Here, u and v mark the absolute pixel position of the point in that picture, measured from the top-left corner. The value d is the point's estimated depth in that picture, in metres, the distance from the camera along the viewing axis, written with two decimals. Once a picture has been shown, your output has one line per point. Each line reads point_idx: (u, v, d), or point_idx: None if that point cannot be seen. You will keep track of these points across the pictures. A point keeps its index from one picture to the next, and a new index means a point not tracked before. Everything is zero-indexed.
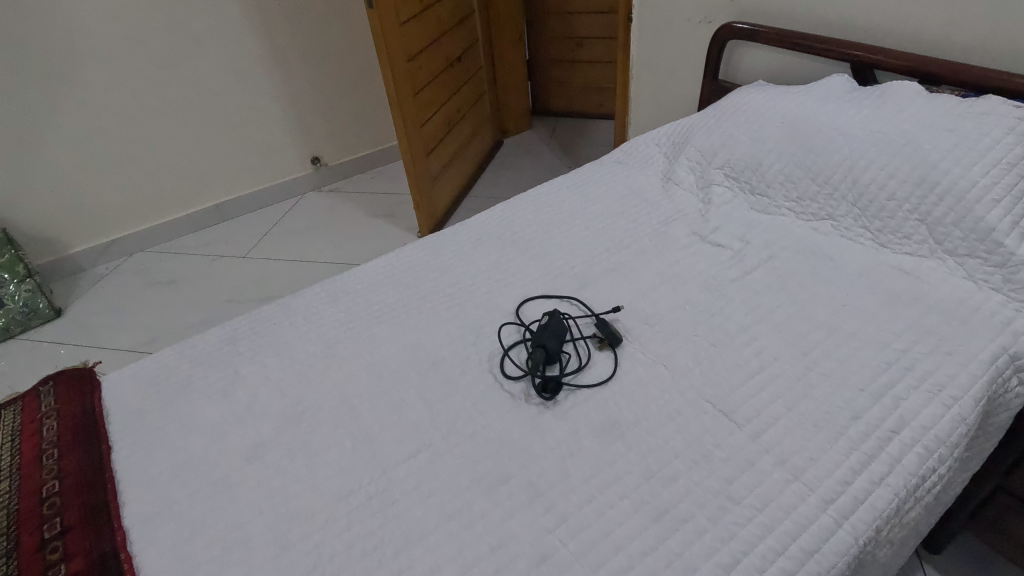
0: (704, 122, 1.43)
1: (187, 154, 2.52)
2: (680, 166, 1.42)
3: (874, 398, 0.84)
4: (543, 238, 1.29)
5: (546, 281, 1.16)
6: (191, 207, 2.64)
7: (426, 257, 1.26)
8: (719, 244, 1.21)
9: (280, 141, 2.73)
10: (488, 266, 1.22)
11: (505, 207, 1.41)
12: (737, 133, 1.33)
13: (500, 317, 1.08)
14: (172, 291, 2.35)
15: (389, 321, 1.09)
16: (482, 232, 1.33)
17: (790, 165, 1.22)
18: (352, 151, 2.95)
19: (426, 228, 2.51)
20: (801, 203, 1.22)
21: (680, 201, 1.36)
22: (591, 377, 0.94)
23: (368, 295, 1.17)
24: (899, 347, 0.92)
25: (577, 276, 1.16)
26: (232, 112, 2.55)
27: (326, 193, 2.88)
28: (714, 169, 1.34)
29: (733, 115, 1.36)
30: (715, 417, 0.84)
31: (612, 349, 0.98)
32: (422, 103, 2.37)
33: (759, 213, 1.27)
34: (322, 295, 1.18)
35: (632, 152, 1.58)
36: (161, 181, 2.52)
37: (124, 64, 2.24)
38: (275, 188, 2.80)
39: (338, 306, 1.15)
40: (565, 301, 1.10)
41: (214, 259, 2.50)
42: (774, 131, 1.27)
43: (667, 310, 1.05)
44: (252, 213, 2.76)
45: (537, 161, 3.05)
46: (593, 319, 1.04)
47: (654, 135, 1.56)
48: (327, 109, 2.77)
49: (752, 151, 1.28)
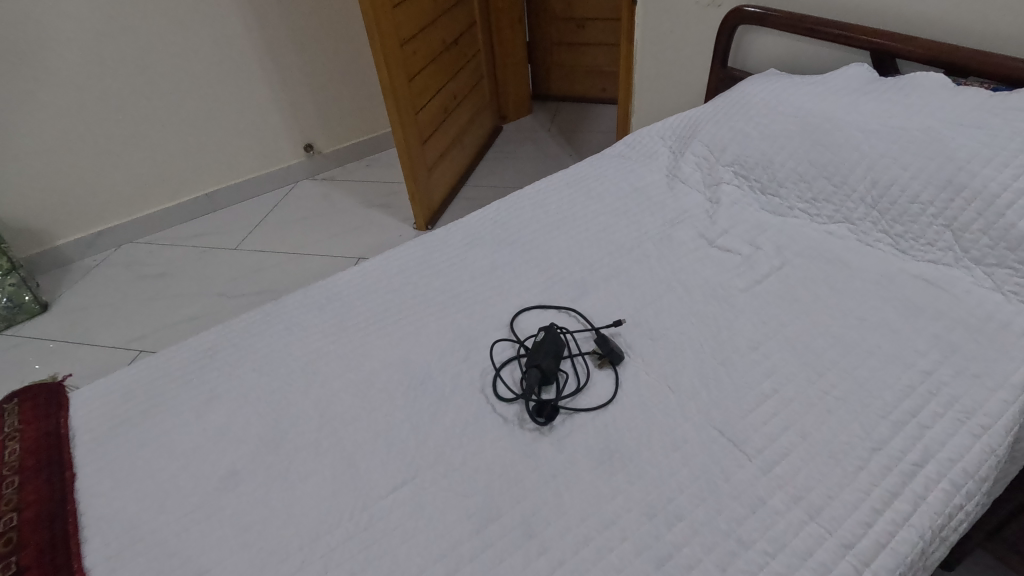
0: (712, 114, 1.34)
1: (176, 141, 2.44)
2: (686, 162, 1.34)
3: (896, 427, 0.78)
4: (540, 241, 1.21)
5: (543, 288, 1.09)
6: (181, 197, 2.56)
7: (416, 260, 1.19)
8: (728, 249, 1.13)
9: (271, 128, 2.63)
10: (481, 271, 1.15)
11: (501, 205, 1.33)
12: (747, 127, 1.25)
13: (492, 329, 1.01)
14: (161, 285, 2.29)
15: (375, 333, 1.02)
16: (475, 232, 1.26)
17: (804, 164, 1.15)
18: (346, 138, 2.85)
19: (422, 219, 2.43)
20: (816, 204, 1.14)
21: (687, 199, 1.28)
22: (590, 400, 0.87)
23: (353, 303, 1.10)
24: (922, 368, 0.85)
25: (576, 283, 1.09)
26: (220, 97, 2.45)
27: (319, 182, 2.80)
28: (722, 166, 1.27)
29: (743, 108, 1.28)
30: (724, 446, 0.78)
31: (613, 367, 0.91)
32: (418, 89, 2.28)
33: (770, 215, 1.20)
34: (303, 303, 1.11)
35: (634, 144, 1.49)
36: (149, 170, 2.44)
37: (103, 46, 2.14)
38: (266, 177, 2.71)
39: (321, 315, 1.08)
40: (563, 313, 1.03)
41: (205, 252, 2.44)
42: (787, 127, 1.19)
43: (672, 322, 0.98)
44: (243, 203, 2.69)
45: (537, 148, 2.96)
46: (592, 333, 0.97)
47: (659, 126, 1.48)
48: (320, 94, 2.67)
49: (763, 148, 1.21)
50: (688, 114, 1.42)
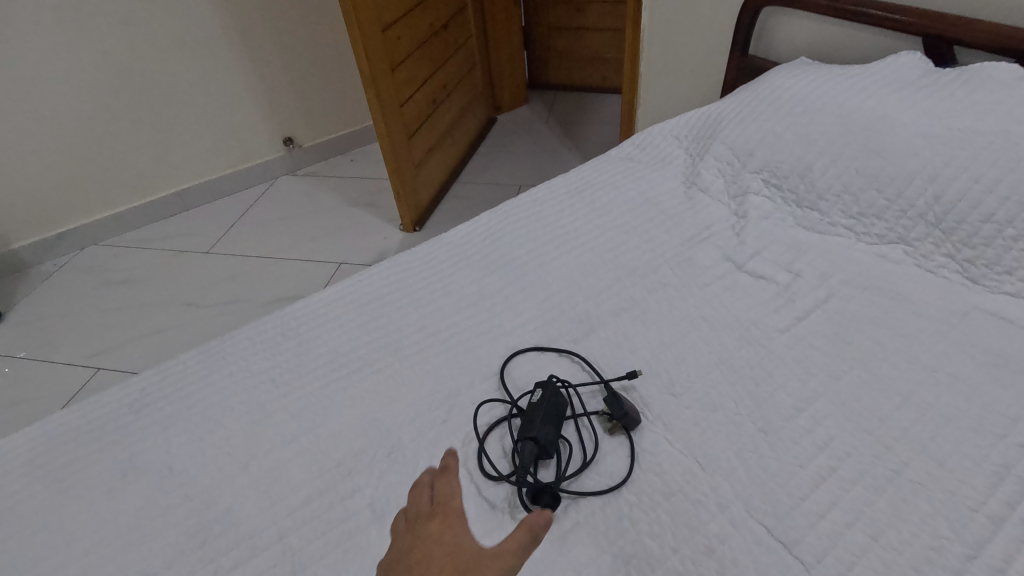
0: (736, 111, 1.16)
1: (140, 136, 2.23)
2: (706, 167, 1.16)
3: (993, 524, 0.61)
4: (537, 263, 1.03)
5: (540, 324, 0.91)
6: (149, 196, 2.35)
7: (390, 287, 1.01)
8: (760, 275, 0.95)
9: (247, 120, 2.42)
10: (467, 301, 0.96)
11: (491, 218, 1.15)
12: (780, 128, 1.07)
13: (478, 379, 0.83)
14: (125, 293, 2.10)
15: (336, 384, 0.84)
16: (461, 251, 1.08)
17: (850, 172, 0.98)
18: (327, 131, 2.65)
19: (408, 220, 2.24)
20: (864, 220, 0.97)
21: (709, 212, 1.10)
22: (601, 481, 0.70)
23: (314, 342, 0.92)
24: (1016, 439, 0.68)
25: (580, 318, 0.91)
26: (189, 88, 2.24)
27: (300, 178, 2.60)
28: (749, 174, 1.09)
29: (773, 105, 1.10)
30: (771, 549, 0.62)
31: (626, 434, 0.74)
32: (403, 78, 2.07)
33: (807, 232, 1.02)
34: (254, 343, 0.93)
35: (644, 145, 1.30)
36: (113, 167, 2.23)
37: (54, 29, 1.92)
38: (242, 173, 2.51)
39: (274, 358, 0.90)
40: (565, 357, 0.85)
41: (174, 256, 2.24)
42: (827, 128, 1.01)
43: (697, 373, 0.81)
44: (216, 202, 2.48)
45: (533, 142, 2.76)
46: (601, 387, 0.80)
47: (671, 124, 1.29)
48: (300, 83, 2.46)
49: (799, 152, 1.04)
50: (707, 110, 1.24)
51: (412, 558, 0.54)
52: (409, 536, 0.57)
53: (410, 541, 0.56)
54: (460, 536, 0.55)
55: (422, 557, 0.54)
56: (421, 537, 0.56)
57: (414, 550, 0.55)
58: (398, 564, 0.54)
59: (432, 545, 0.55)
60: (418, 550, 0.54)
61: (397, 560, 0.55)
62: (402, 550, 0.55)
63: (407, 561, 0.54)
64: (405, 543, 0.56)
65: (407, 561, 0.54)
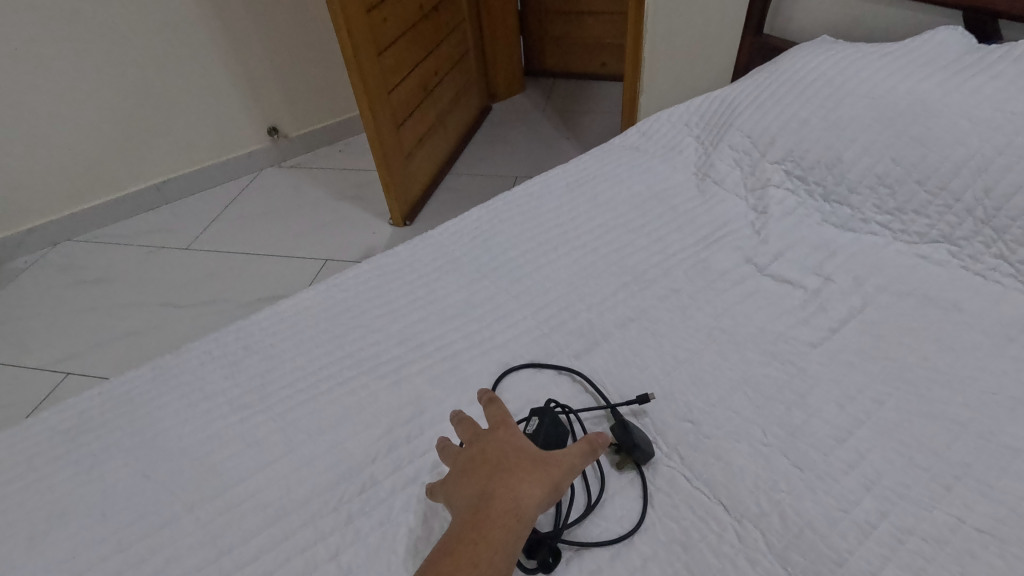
0: (754, 95, 1.05)
1: (114, 124, 2.09)
2: (721, 156, 1.05)
3: None
4: (533, 265, 0.92)
5: (537, 336, 0.80)
6: (125, 188, 2.22)
7: (368, 293, 0.90)
8: (785, 279, 0.84)
9: (228, 108, 2.29)
10: (454, 309, 0.85)
11: (482, 213, 1.03)
12: (804, 113, 0.97)
13: (466, 402, 0.73)
14: (99, 293, 1.98)
15: (303, 408, 0.73)
16: (447, 252, 0.97)
17: (885, 162, 0.88)
18: (313, 121, 2.52)
19: (398, 214, 2.13)
20: (901, 216, 0.86)
21: (725, 206, 0.99)
22: (609, 528, 0.60)
23: (280, 358, 0.81)
24: None
25: (582, 329, 0.80)
26: (164, 75, 2.11)
27: (285, 170, 2.47)
28: (769, 164, 0.99)
29: (796, 87, 0.99)
30: None
31: (637, 470, 0.64)
32: (390, 63, 1.95)
33: (836, 229, 0.91)
34: (212, 358, 0.82)
35: (650, 133, 1.19)
36: (85, 158, 2.10)
37: (16, 11, 1.78)
38: (224, 165, 2.38)
39: (234, 377, 0.79)
40: (564, 375, 0.75)
41: (152, 252, 2.12)
42: (859, 113, 0.91)
43: (717, 395, 0.70)
44: (196, 196, 2.35)
45: (530, 131, 2.64)
46: (607, 413, 0.69)
47: (681, 109, 1.18)
48: (283, 69, 2.33)
49: (827, 140, 0.93)
50: (720, 93, 1.13)
51: (481, 460, 0.57)
52: (465, 447, 0.60)
53: (468, 449, 0.59)
54: (513, 435, 0.59)
55: (489, 456, 0.57)
56: (478, 443, 0.59)
57: (478, 453, 0.58)
58: (468, 470, 0.57)
59: (493, 446, 0.58)
60: (482, 452, 0.58)
61: (465, 466, 0.57)
62: (464, 458, 0.58)
63: (478, 463, 0.57)
64: (464, 453, 0.59)
65: (476, 463, 0.57)
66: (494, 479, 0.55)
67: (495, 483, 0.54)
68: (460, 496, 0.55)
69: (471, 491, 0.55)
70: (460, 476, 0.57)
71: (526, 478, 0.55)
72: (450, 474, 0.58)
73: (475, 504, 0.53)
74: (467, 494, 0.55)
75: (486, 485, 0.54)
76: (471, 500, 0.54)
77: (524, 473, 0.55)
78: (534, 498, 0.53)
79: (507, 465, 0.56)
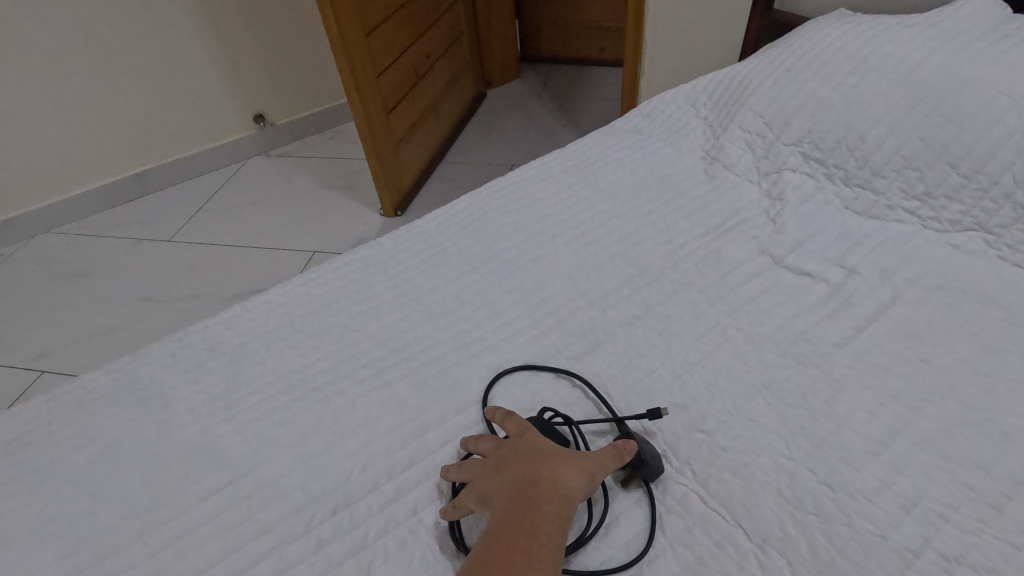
0: (767, 73, 0.97)
1: (91, 111, 1.99)
2: (731, 138, 0.97)
3: None
4: (528, 257, 0.84)
5: (533, 336, 0.73)
6: (105, 178, 2.12)
7: (347, 288, 0.82)
8: (805, 271, 0.76)
9: (212, 94, 2.19)
10: (442, 305, 0.78)
11: (473, 201, 0.95)
12: (824, 90, 0.89)
13: (454, 411, 0.65)
14: (76, 287, 1.88)
15: (273, 417, 0.66)
16: (435, 243, 0.89)
17: (913, 143, 0.80)
18: (301, 108, 2.42)
19: (389, 204, 2.04)
20: (931, 201, 0.79)
21: (737, 193, 0.91)
22: (614, 557, 0.53)
23: (250, 361, 0.73)
24: None
25: (583, 328, 0.73)
26: (144, 59, 2.01)
27: (273, 159, 2.38)
28: (784, 146, 0.91)
29: (814, 63, 0.92)
30: None
31: (644, 489, 0.57)
32: (379, 45, 1.86)
33: (859, 216, 0.83)
34: (174, 362, 0.74)
35: (654, 114, 1.11)
36: (62, 146, 2.00)
37: None
38: (208, 154, 2.28)
39: (198, 382, 0.71)
40: (563, 380, 0.68)
41: (132, 244, 2.02)
42: (884, 89, 0.83)
43: (732, 402, 0.63)
44: (178, 186, 2.26)
45: (526, 118, 2.55)
46: (612, 427, 0.62)
47: (687, 89, 1.10)
48: (270, 53, 2.23)
49: (849, 119, 0.86)
50: (729, 71, 1.05)
51: (513, 456, 0.56)
52: (489, 444, 0.58)
53: (494, 446, 0.57)
54: (537, 433, 0.58)
55: (519, 454, 0.56)
56: (503, 441, 0.58)
57: (508, 449, 0.56)
58: (500, 466, 0.55)
59: (520, 444, 0.57)
60: (511, 448, 0.56)
61: (495, 465, 0.55)
62: (492, 455, 0.57)
63: (511, 458, 0.55)
64: (489, 450, 0.57)
65: (508, 459, 0.55)
66: (533, 472, 0.54)
67: (534, 477, 0.53)
68: (496, 492, 0.53)
69: (509, 486, 0.53)
70: (491, 473, 0.55)
71: (563, 469, 0.54)
72: (478, 471, 0.56)
73: (517, 499, 0.52)
74: (504, 490, 0.53)
75: (525, 480, 0.53)
76: (511, 495, 0.52)
77: (561, 464, 0.54)
78: (576, 489, 0.53)
79: (542, 459, 0.55)
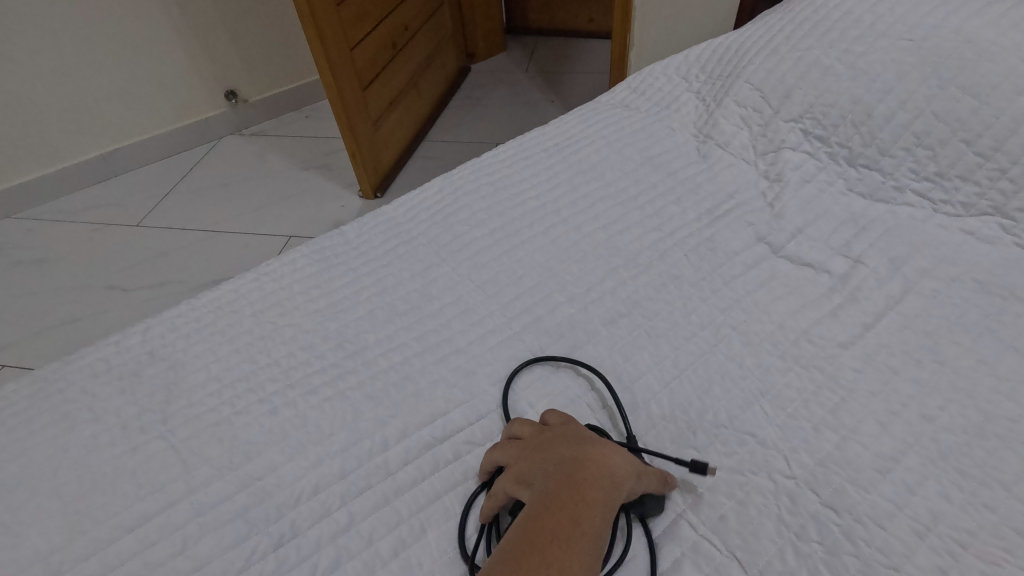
0: (765, 41, 0.89)
1: (46, 87, 1.86)
2: (726, 113, 0.89)
3: None
4: (503, 247, 0.76)
5: (507, 337, 0.66)
6: (66, 160, 2.00)
7: (303, 284, 0.74)
8: (806, 262, 0.69)
9: (178, 68, 2.05)
10: (408, 303, 0.70)
11: (445, 184, 0.87)
12: (828, 59, 0.81)
13: (418, 424, 0.59)
14: (38, 275, 1.78)
15: (215, 433, 0.59)
16: (403, 232, 0.81)
17: (925, 118, 0.73)
18: (275, 82, 2.30)
19: (367, 185, 1.94)
20: (944, 182, 0.72)
21: (731, 173, 0.84)
22: None
23: (192, 367, 0.66)
24: None
25: (563, 327, 0.66)
26: (102, 32, 1.87)
27: (246, 138, 2.26)
28: (784, 122, 0.83)
29: (817, 30, 0.84)
30: None
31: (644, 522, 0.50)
32: (352, 15, 1.74)
33: (865, 199, 0.76)
34: (107, 369, 0.66)
35: (644, 87, 1.02)
36: (16, 125, 1.86)
37: None
38: (177, 133, 2.16)
39: (133, 392, 0.64)
40: (566, 371, 0.62)
41: (97, 230, 1.91)
42: (894, 58, 0.76)
43: (726, 413, 0.56)
44: (146, 167, 2.14)
45: (511, 94, 2.44)
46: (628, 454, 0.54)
47: (679, 60, 1.01)
48: (239, 25, 2.10)
49: (854, 91, 0.78)
50: (724, 40, 0.96)
51: (556, 437, 0.50)
52: (528, 427, 0.53)
53: (535, 429, 0.52)
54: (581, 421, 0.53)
55: (562, 436, 0.50)
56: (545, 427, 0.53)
57: (549, 433, 0.51)
58: (541, 448, 0.50)
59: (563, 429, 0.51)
60: (553, 432, 0.51)
61: (537, 448, 0.50)
62: (530, 438, 0.52)
63: (553, 442, 0.50)
64: (527, 432, 0.53)
65: (549, 442, 0.50)
66: (576, 454, 0.47)
67: (579, 459, 0.47)
68: (535, 475, 0.48)
69: (552, 468, 0.47)
70: (531, 453, 0.50)
71: (613, 450, 0.48)
72: (517, 453, 0.51)
73: (560, 483, 0.45)
74: (544, 471, 0.48)
75: (570, 461, 0.47)
76: (551, 475, 0.47)
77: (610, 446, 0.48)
78: (626, 480, 0.46)
79: (588, 442, 0.49)
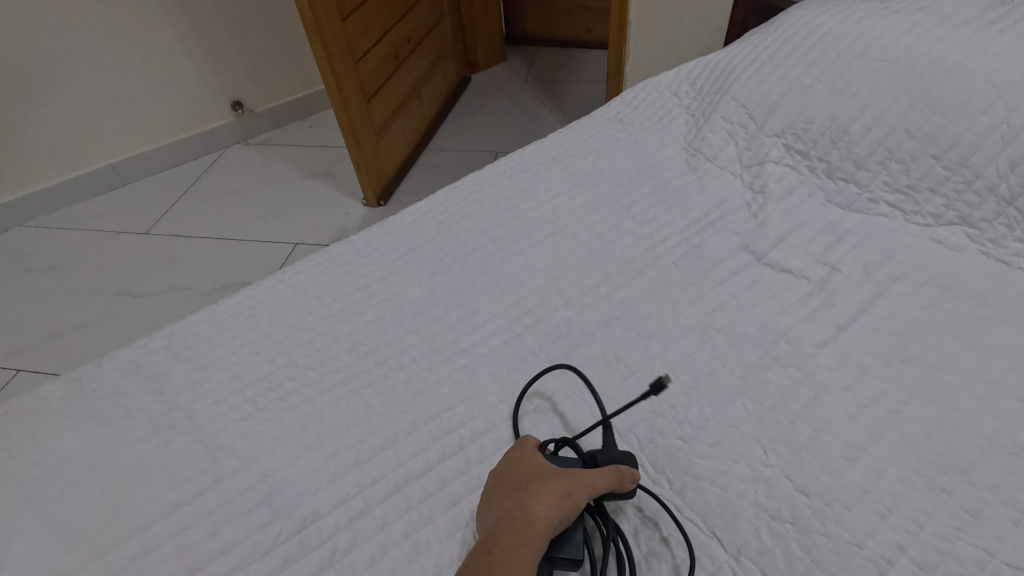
0: (750, 60, 0.95)
1: (59, 98, 1.92)
2: (714, 128, 0.94)
3: None
4: (504, 255, 0.81)
5: (508, 339, 0.71)
6: (77, 168, 2.05)
7: (317, 290, 0.79)
8: (787, 269, 0.74)
9: (187, 78, 2.11)
10: (415, 307, 0.75)
11: (449, 195, 0.93)
12: (809, 77, 0.86)
13: (426, 419, 0.64)
14: (51, 282, 1.83)
15: (238, 428, 0.64)
16: (410, 240, 0.86)
17: (898, 134, 0.78)
18: (280, 93, 2.36)
19: (370, 194, 1.99)
20: (915, 195, 0.77)
21: (719, 185, 0.89)
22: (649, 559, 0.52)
23: (215, 368, 0.71)
24: None
25: (560, 329, 0.71)
26: (111, 44, 1.92)
27: (252, 147, 2.32)
28: (768, 137, 0.89)
29: (798, 50, 0.89)
30: None
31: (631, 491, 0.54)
32: (357, 29, 1.80)
33: (843, 210, 0.81)
34: (137, 370, 0.71)
35: (636, 103, 1.08)
36: (29, 135, 1.92)
37: None
38: (185, 142, 2.22)
39: (162, 390, 0.69)
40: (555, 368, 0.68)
41: (107, 237, 1.97)
42: (871, 78, 0.81)
43: (711, 407, 0.61)
44: (154, 176, 2.19)
45: (511, 103, 2.50)
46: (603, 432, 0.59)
47: (669, 77, 1.07)
48: (246, 37, 2.16)
49: (832, 110, 0.83)
50: (712, 59, 1.02)
51: (499, 483, 0.55)
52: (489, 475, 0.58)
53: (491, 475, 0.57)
54: (528, 454, 0.57)
55: (505, 480, 0.54)
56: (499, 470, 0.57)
57: (497, 477, 0.56)
58: (487, 497, 0.54)
59: (510, 468, 0.56)
60: (498, 476, 0.55)
61: (486, 497, 0.55)
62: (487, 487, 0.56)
63: (495, 489, 0.54)
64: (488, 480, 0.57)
65: (493, 489, 0.54)
66: (506, 505, 0.51)
67: (506, 509, 0.51)
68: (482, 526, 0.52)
69: (489, 519, 0.52)
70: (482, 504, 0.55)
71: (533, 494, 0.51)
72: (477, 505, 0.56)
73: (489, 534, 0.50)
74: (486, 523, 0.52)
75: (501, 511, 0.51)
76: (486, 530, 0.51)
77: (532, 490, 0.51)
78: (549, 511, 0.50)
79: (518, 486, 0.53)
